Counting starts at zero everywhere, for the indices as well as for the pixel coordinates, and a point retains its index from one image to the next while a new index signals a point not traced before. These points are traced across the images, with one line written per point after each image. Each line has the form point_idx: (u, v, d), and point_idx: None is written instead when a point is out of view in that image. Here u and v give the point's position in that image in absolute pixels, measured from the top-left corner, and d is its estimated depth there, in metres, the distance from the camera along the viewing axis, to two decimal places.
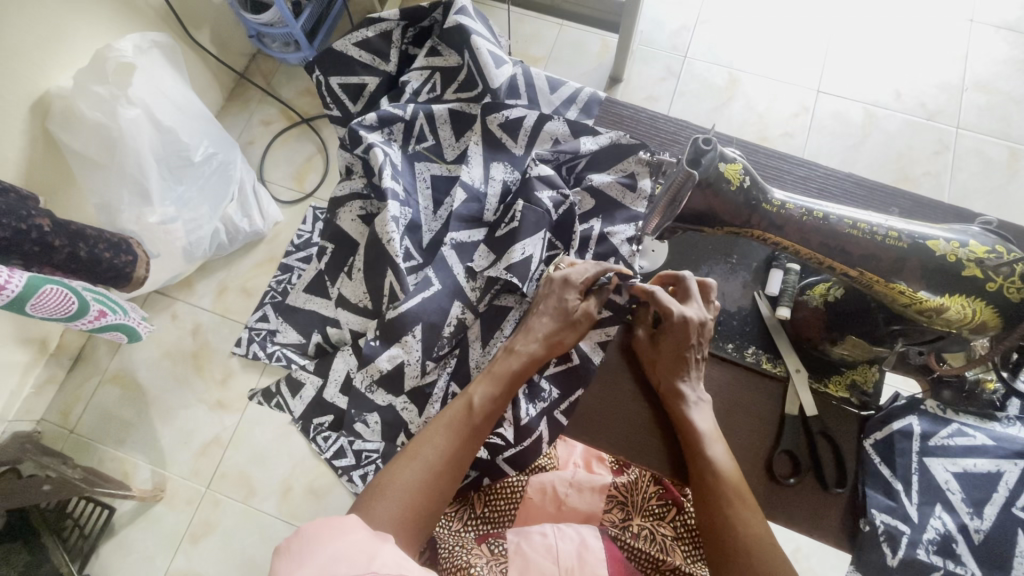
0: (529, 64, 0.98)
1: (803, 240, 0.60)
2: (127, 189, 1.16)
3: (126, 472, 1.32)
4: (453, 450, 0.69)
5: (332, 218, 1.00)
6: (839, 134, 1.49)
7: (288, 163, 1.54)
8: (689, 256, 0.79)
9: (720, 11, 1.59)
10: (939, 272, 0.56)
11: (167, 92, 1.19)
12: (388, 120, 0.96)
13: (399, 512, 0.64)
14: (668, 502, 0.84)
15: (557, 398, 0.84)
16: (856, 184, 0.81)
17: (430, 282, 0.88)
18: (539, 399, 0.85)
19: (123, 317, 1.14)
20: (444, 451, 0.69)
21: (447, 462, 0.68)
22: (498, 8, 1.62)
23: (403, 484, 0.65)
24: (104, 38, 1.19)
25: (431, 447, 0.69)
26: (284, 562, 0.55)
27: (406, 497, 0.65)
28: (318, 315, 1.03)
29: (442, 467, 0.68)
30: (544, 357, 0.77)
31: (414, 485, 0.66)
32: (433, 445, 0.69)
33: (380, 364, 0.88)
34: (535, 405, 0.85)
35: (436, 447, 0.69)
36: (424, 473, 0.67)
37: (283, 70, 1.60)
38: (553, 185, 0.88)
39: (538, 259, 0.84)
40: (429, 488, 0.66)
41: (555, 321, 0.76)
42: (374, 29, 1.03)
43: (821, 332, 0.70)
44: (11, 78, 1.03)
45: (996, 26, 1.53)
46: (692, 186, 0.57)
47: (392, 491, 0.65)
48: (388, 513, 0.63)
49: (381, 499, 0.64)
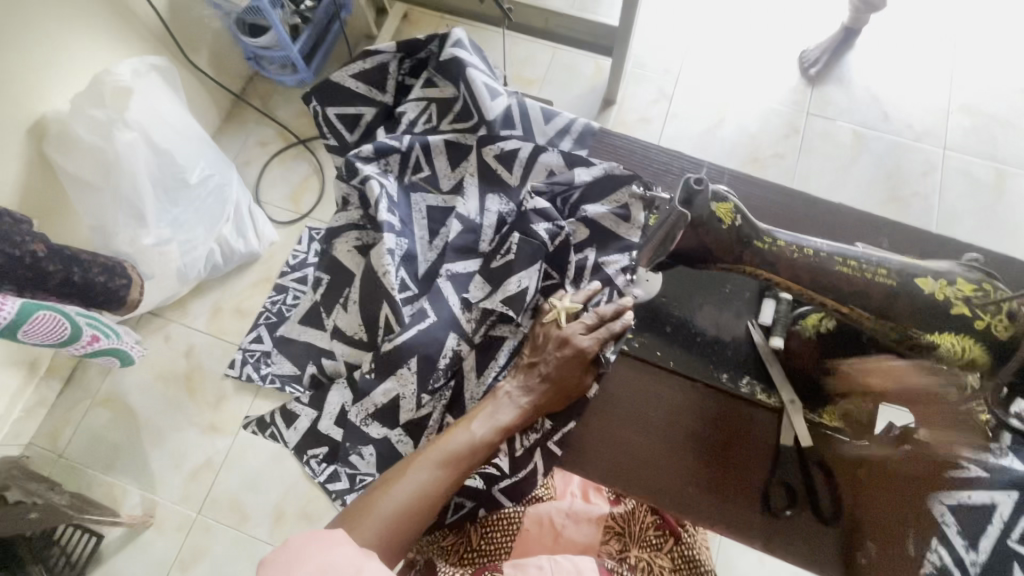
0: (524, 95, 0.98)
1: (795, 276, 0.61)
2: (121, 211, 1.16)
3: (116, 498, 1.30)
4: (445, 483, 0.70)
5: (328, 248, 1.00)
6: (830, 154, 1.52)
7: (283, 184, 1.55)
8: (682, 289, 0.80)
9: (710, 35, 1.62)
10: (928, 309, 0.57)
11: (165, 116, 1.20)
12: (385, 151, 0.97)
13: (380, 536, 0.65)
14: (665, 532, 0.83)
15: (551, 426, 0.75)
16: (847, 215, 0.82)
17: (426, 314, 0.87)
18: (534, 430, 0.77)
19: (116, 340, 1.14)
20: (436, 483, 0.69)
21: (435, 494, 0.69)
22: (493, 32, 1.65)
23: (389, 509, 0.66)
24: (103, 63, 1.20)
25: (422, 477, 0.69)
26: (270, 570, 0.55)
27: (389, 522, 0.66)
28: (309, 344, 1.03)
29: (429, 499, 0.68)
30: (538, 408, 0.75)
31: (400, 510, 0.66)
32: (425, 476, 0.69)
33: (375, 398, 0.88)
34: (528, 437, 0.77)
35: (427, 478, 0.69)
36: (413, 500, 0.67)
37: (279, 91, 1.62)
38: (548, 217, 0.87)
39: (534, 291, 0.85)
40: (414, 517, 0.67)
41: (553, 390, 0.74)
42: (370, 61, 1.05)
43: (816, 360, 0.73)
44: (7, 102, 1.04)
45: (978, 50, 1.57)
46: (687, 225, 0.60)
47: (377, 514, 0.66)
48: (369, 534, 0.64)
49: (365, 519, 0.65)
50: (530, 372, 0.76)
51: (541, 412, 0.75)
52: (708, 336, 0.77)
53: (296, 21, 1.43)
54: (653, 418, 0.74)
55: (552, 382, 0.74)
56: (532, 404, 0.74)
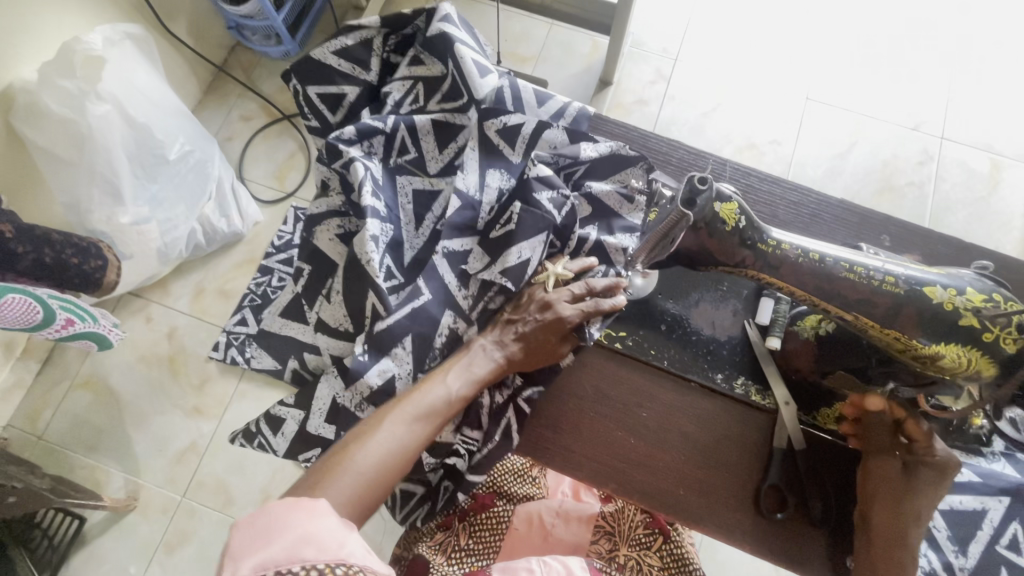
0: (516, 76, 0.93)
1: (798, 281, 0.59)
2: (96, 187, 1.10)
3: (97, 481, 1.27)
4: (422, 437, 0.65)
5: (309, 237, 0.95)
6: (828, 140, 1.48)
7: (267, 161, 1.49)
8: (678, 287, 0.77)
9: (712, 14, 1.57)
10: (934, 320, 0.55)
11: (141, 87, 1.14)
12: (368, 132, 0.92)
13: (356, 494, 0.58)
14: (654, 531, 0.82)
15: (520, 384, 0.74)
16: (848, 212, 0.81)
17: (420, 292, 0.83)
18: (503, 387, 0.74)
19: (93, 324, 1.10)
20: (412, 437, 0.64)
21: (414, 447, 0.64)
22: (486, 6, 1.58)
23: (366, 463, 0.60)
24: (71, 27, 1.12)
25: (398, 430, 0.63)
26: (245, 534, 0.48)
27: (366, 478, 0.59)
28: (293, 341, 0.98)
29: (405, 454, 0.63)
30: (512, 365, 0.72)
31: (379, 465, 0.60)
32: (402, 430, 0.64)
33: (370, 380, 0.80)
34: (500, 394, 0.74)
35: (403, 432, 0.63)
36: (388, 455, 0.61)
37: (262, 64, 1.55)
38: (552, 186, 0.84)
39: (536, 262, 0.81)
40: (389, 473, 0.61)
41: (528, 348, 0.72)
42: (353, 37, 0.99)
43: (814, 363, 0.70)
44: None
45: (983, 37, 1.54)
46: (687, 223, 0.56)
47: (352, 470, 0.59)
48: (343, 492, 0.57)
49: (334, 476, 0.58)
50: (508, 331, 0.73)
51: (516, 368, 0.73)
52: (703, 335, 0.75)
53: None
54: (648, 419, 0.72)
55: (527, 342, 0.72)
56: (508, 360, 0.72)
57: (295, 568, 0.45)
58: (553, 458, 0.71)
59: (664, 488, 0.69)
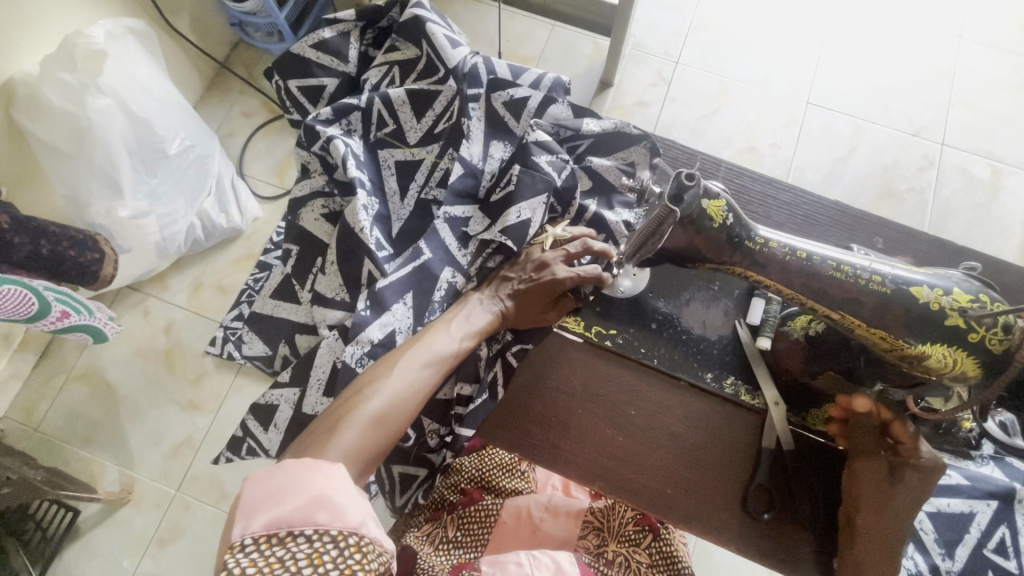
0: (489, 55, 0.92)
1: (786, 280, 0.59)
2: (96, 180, 1.11)
3: (92, 473, 1.27)
4: (429, 384, 0.66)
5: (294, 219, 0.93)
6: (828, 146, 1.48)
7: (267, 157, 1.49)
8: (668, 286, 0.77)
9: (714, 18, 1.58)
10: (922, 320, 0.55)
11: (141, 82, 1.14)
12: (345, 109, 0.91)
13: (371, 435, 0.59)
14: (644, 528, 0.80)
15: (510, 339, 0.82)
16: (841, 214, 0.83)
17: (420, 252, 0.83)
18: (494, 342, 0.82)
19: (88, 317, 1.11)
20: (421, 382, 0.65)
21: (423, 393, 0.65)
22: (488, 6, 1.59)
23: (378, 406, 0.61)
24: (73, 21, 1.13)
25: (406, 376, 0.65)
26: (260, 490, 0.49)
27: (379, 420, 0.60)
28: (288, 322, 0.95)
29: (415, 398, 0.64)
30: (506, 318, 0.76)
31: (391, 409, 0.61)
32: (410, 376, 0.65)
33: (370, 333, 0.79)
34: (490, 346, 0.82)
35: (412, 377, 0.65)
36: (398, 399, 0.63)
37: (264, 60, 1.56)
38: (551, 151, 0.85)
39: (537, 223, 0.80)
40: (401, 415, 0.62)
41: (520, 303, 0.76)
42: (331, 30, 0.99)
43: (803, 365, 0.70)
44: None
45: (984, 44, 1.54)
46: (674, 221, 0.55)
47: (365, 413, 0.60)
48: (357, 433, 0.58)
49: (347, 419, 0.59)
50: (503, 285, 0.78)
51: (508, 324, 0.77)
52: (694, 334, 0.75)
53: None
54: (636, 416, 0.72)
55: (519, 298, 0.76)
56: (503, 313, 0.76)
57: (309, 530, 0.47)
58: (530, 449, 0.70)
59: (651, 485, 0.69)
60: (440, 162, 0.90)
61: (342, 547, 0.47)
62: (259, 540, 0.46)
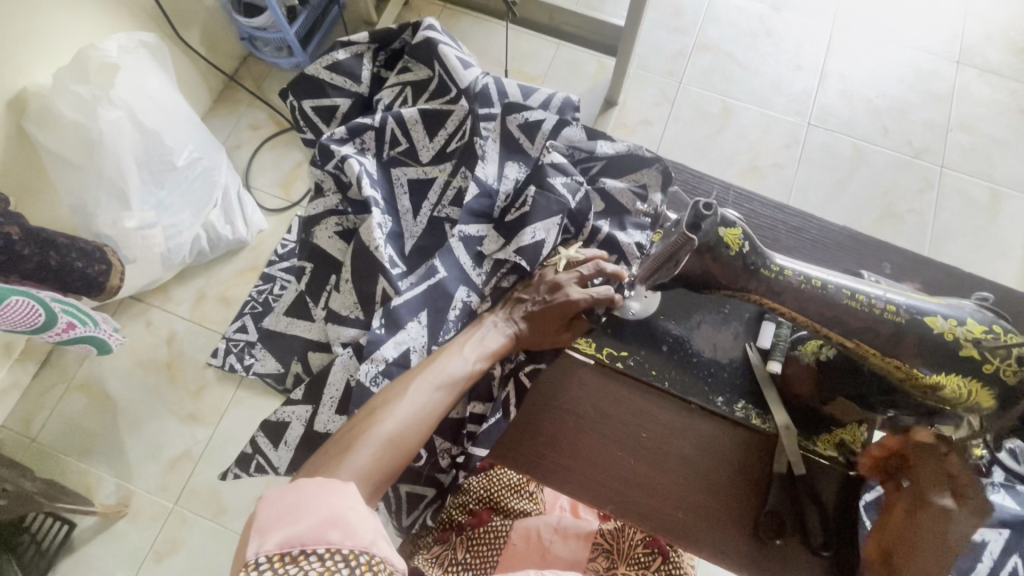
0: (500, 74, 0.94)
1: (801, 307, 0.59)
2: (104, 191, 1.12)
3: (89, 486, 1.26)
4: (442, 405, 0.66)
5: (307, 236, 0.93)
6: (829, 166, 1.50)
7: (274, 170, 1.50)
8: (680, 309, 0.78)
9: (716, 39, 1.60)
10: (936, 349, 0.55)
11: (151, 95, 1.15)
12: (359, 129, 0.93)
13: (386, 455, 0.59)
14: (654, 551, 0.81)
15: (523, 359, 0.78)
16: (857, 240, 0.82)
17: (435, 270, 0.83)
18: (507, 362, 0.80)
19: (95, 328, 1.11)
20: (434, 405, 0.65)
21: (437, 414, 0.65)
22: (494, 25, 1.62)
23: (392, 426, 0.61)
24: (87, 35, 1.14)
25: (419, 398, 0.64)
26: (273, 508, 0.49)
27: (393, 439, 0.60)
28: (301, 339, 0.94)
29: (428, 420, 0.64)
30: (520, 340, 0.75)
31: (406, 429, 0.61)
32: (424, 398, 0.65)
33: (386, 351, 0.79)
34: (504, 367, 0.80)
35: (426, 398, 0.65)
36: (411, 421, 0.62)
37: (273, 74, 1.58)
38: (565, 172, 0.86)
39: (551, 244, 0.81)
40: (415, 437, 0.62)
41: (535, 324, 0.75)
42: (347, 51, 1.00)
43: (813, 390, 0.70)
44: None
45: (980, 69, 1.57)
46: (692, 249, 0.56)
47: (380, 432, 0.60)
48: (372, 452, 0.58)
49: (362, 437, 0.59)
50: (516, 307, 0.77)
51: (522, 346, 0.76)
52: (704, 357, 0.75)
53: (293, 2, 1.41)
54: (647, 439, 0.72)
55: (534, 320, 0.75)
56: (518, 335, 0.75)
57: (321, 549, 0.47)
58: (539, 470, 0.70)
59: (660, 511, 0.69)
60: (453, 180, 0.90)
61: (353, 566, 0.47)
62: (273, 559, 0.46)
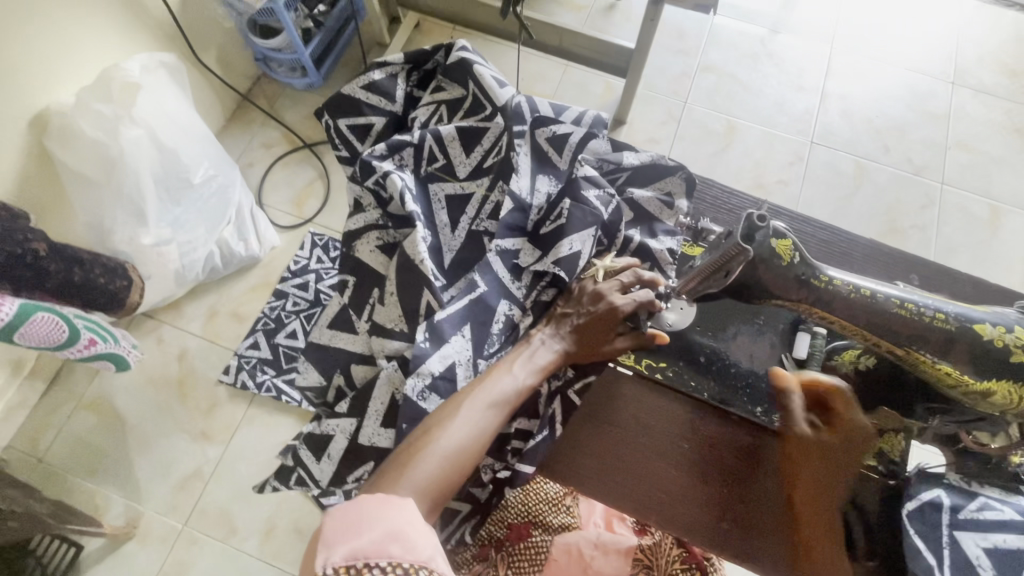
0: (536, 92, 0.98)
1: (851, 316, 0.61)
2: (121, 208, 1.11)
3: (97, 506, 1.24)
4: (495, 424, 0.66)
5: (348, 250, 0.94)
6: (833, 184, 1.54)
7: (287, 187, 1.52)
8: (710, 321, 0.79)
9: (720, 61, 1.65)
10: (985, 356, 0.57)
11: (172, 113, 1.16)
12: (398, 146, 0.94)
13: (444, 472, 0.59)
14: (692, 566, 0.82)
15: (572, 375, 0.78)
16: (896, 257, 0.87)
17: (475, 285, 0.84)
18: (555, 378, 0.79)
19: (114, 345, 1.11)
20: (488, 425, 0.65)
21: (490, 433, 0.65)
22: (504, 47, 1.66)
23: (448, 444, 0.61)
24: (110, 55, 1.16)
25: (472, 417, 0.65)
26: (336, 523, 0.49)
27: (450, 457, 0.60)
28: (345, 352, 0.92)
29: (482, 439, 0.64)
30: (569, 355, 0.75)
31: (462, 447, 0.62)
32: (478, 417, 0.65)
33: (431, 365, 0.79)
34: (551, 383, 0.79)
35: (480, 418, 0.65)
36: (466, 439, 0.63)
37: (286, 94, 1.60)
38: (597, 185, 0.89)
39: (587, 255, 0.83)
40: (471, 456, 0.62)
41: (581, 337, 0.75)
42: (382, 72, 1.02)
43: (852, 398, 0.72)
44: (9, 90, 0.99)
45: (974, 90, 1.62)
46: (745, 259, 0.58)
47: (438, 449, 0.60)
48: (431, 469, 0.59)
49: (420, 455, 0.60)
50: (561, 323, 0.77)
51: (570, 361, 0.75)
52: (742, 367, 0.76)
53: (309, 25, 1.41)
54: (688, 450, 0.73)
55: (580, 333, 0.75)
56: (564, 350, 0.75)
57: (383, 562, 0.46)
58: (588, 485, 0.71)
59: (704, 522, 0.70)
60: (490, 194, 0.91)
61: None
62: (339, 573, 0.45)
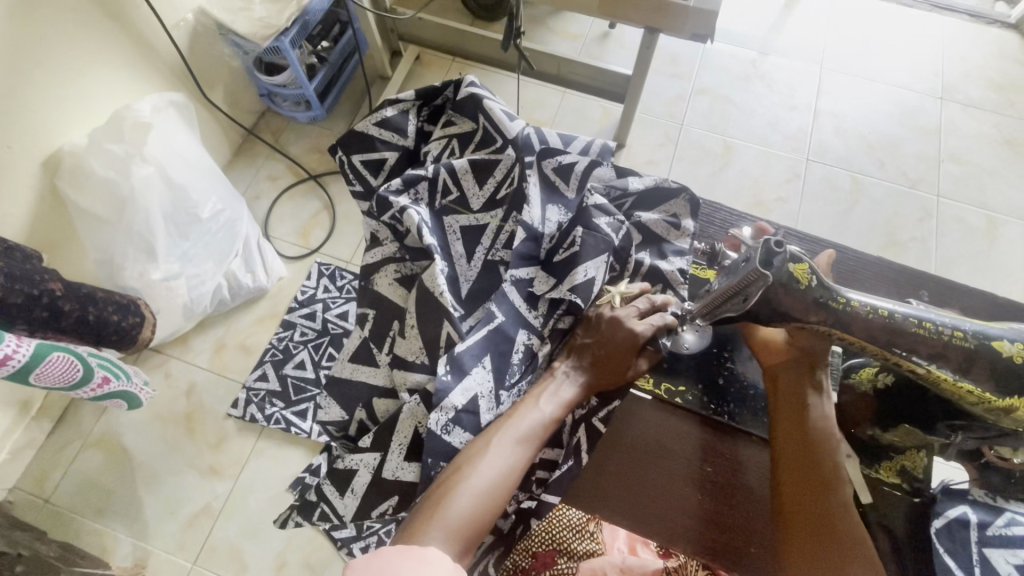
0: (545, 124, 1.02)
1: (869, 337, 0.62)
2: (131, 244, 1.13)
3: (104, 547, 1.22)
4: (524, 460, 0.67)
5: (366, 284, 0.95)
6: (831, 199, 1.56)
7: (293, 219, 1.54)
8: (722, 341, 0.81)
9: (713, 84, 1.69)
10: (1007, 373, 0.58)
11: (181, 150, 1.19)
12: (413, 180, 0.95)
13: (475, 509, 0.61)
14: None
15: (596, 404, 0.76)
16: (908, 275, 0.91)
17: (493, 315, 0.84)
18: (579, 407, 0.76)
19: (126, 382, 1.11)
20: (517, 461, 0.66)
21: (519, 468, 0.66)
22: (503, 76, 1.70)
23: (479, 480, 0.63)
24: (121, 97, 1.19)
25: (502, 453, 0.66)
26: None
27: (481, 494, 0.62)
28: (366, 386, 0.92)
29: (512, 475, 0.65)
30: (593, 386, 0.75)
31: (493, 482, 0.64)
32: (507, 453, 0.66)
33: (454, 399, 0.79)
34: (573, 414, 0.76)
35: (510, 454, 0.66)
36: (496, 476, 0.64)
37: (291, 128, 1.64)
38: (608, 212, 0.89)
39: (601, 281, 0.84)
40: (501, 493, 0.64)
41: (603, 367, 0.75)
42: (394, 108, 1.04)
43: (871, 418, 0.73)
44: (24, 134, 1.01)
45: (962, 104, 1.66)
46: (766, 283, 0.60)
47: (470, 485, 0.63)
48: (466, 504, 0.61)
49: (453, 493, 0.62)
50: (581, 352, 0.77)
51: (594, 391, 0.75)
52: (758, 389, 0.78)
53: (313, 60, 1.45)
54: (712, 473, 0.75)
55: (602, 362, 0.76)
56: (587, 381, 0.75)
57: None
58: (612, 510, 0.73)
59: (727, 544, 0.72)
60: (505, 225, 0.93)
61: None
62: None
